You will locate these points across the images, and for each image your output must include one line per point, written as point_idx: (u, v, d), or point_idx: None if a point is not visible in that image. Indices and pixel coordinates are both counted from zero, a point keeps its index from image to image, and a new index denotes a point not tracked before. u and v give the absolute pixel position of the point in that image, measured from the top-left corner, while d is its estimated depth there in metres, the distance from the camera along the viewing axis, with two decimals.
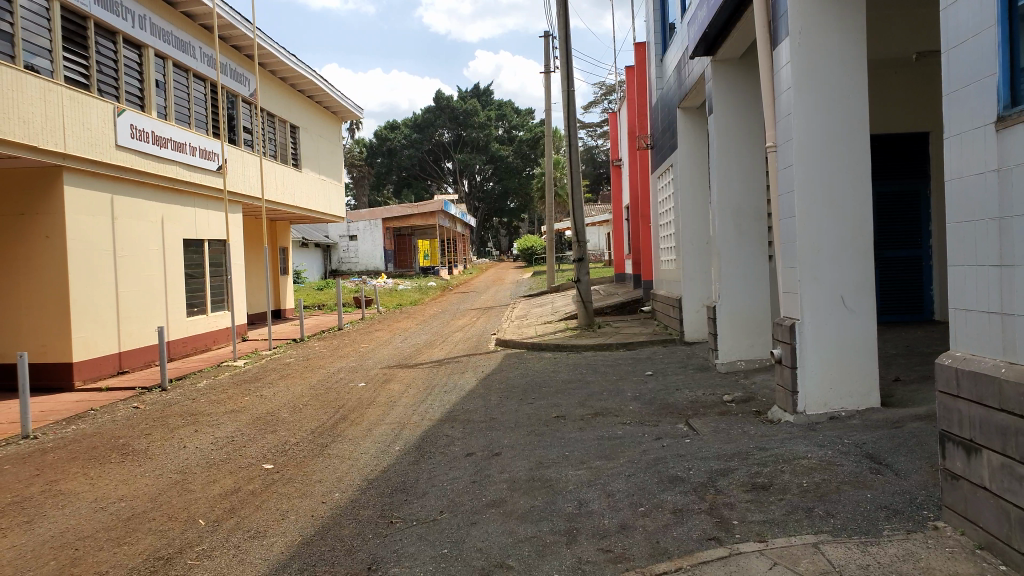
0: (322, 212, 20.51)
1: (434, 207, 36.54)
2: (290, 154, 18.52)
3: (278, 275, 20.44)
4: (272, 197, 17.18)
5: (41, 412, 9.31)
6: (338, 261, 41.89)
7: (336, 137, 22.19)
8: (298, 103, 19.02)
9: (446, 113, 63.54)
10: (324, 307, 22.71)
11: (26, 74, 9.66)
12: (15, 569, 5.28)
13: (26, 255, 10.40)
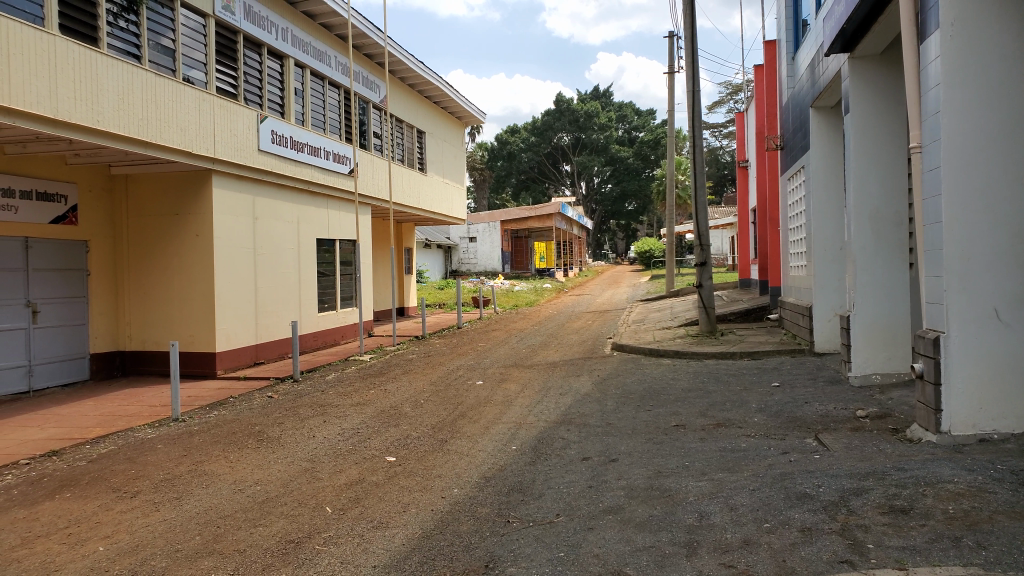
0: (445, 214, 21.01)
1: (552, 209, 36.68)
2: (416, 158, 19.08)
3: (401, 274, 21.13)
4: (399, 199, 17.76)
5: (188, 397, 10.04)
6: (457, 262, 42.91)
7: (459, 141, 22.68)
8: (424, 108, 19.56)
9: (567, 116, 63.43)
10: (445, 306, 23.33)
11: (183, 85, 10.51)
12: (166, 541, 5.72)
13: (179, 252, 11.25)
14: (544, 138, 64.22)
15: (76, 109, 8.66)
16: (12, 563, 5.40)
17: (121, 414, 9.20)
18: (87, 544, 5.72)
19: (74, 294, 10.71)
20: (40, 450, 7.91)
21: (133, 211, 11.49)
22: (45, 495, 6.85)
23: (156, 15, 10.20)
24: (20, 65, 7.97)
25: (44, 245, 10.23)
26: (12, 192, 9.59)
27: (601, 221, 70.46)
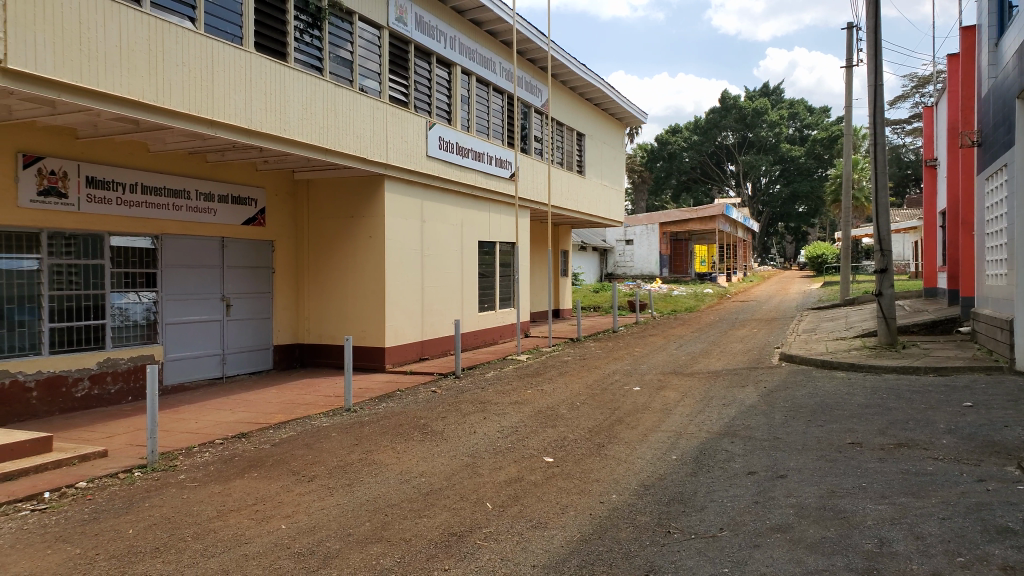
0: (603, 216, 20.93)
1: (715, 211, 35.65)
2: (575, 160, 19.16)
3: (558, 277, 21.32)
4: (558, 203, 17.90)
5: (359, 389, 10.64)
6: (614, 265, 42.80)
7: (619, 143, 22.55)
8: (585, 111, 19.61)
9: (733, 114, 61.46)
10: (601, 309, 23.30)
11: (360, 95, 11.17)
12: (340, 525, 6.07)
13: (353, 252, 11.95)
14: (708, 137, 62.66)
15: (267, 119, 9.44)
16: (210, 533, 5.94)
17: (299, 402, 9.89)
18: (271, 522, 6.19)
19: (261, 289, 11.64)
20: (232, 431, 8.67)
21: (313, 213, 12.32)
22: (236, 472, 7.50)
23: (337, 29, 10.91)
24: (220, 81, 8.81)
25: (238, 244, 11.19)
26: (212, 196, 10.59)
27: (764, 224, 67.37)
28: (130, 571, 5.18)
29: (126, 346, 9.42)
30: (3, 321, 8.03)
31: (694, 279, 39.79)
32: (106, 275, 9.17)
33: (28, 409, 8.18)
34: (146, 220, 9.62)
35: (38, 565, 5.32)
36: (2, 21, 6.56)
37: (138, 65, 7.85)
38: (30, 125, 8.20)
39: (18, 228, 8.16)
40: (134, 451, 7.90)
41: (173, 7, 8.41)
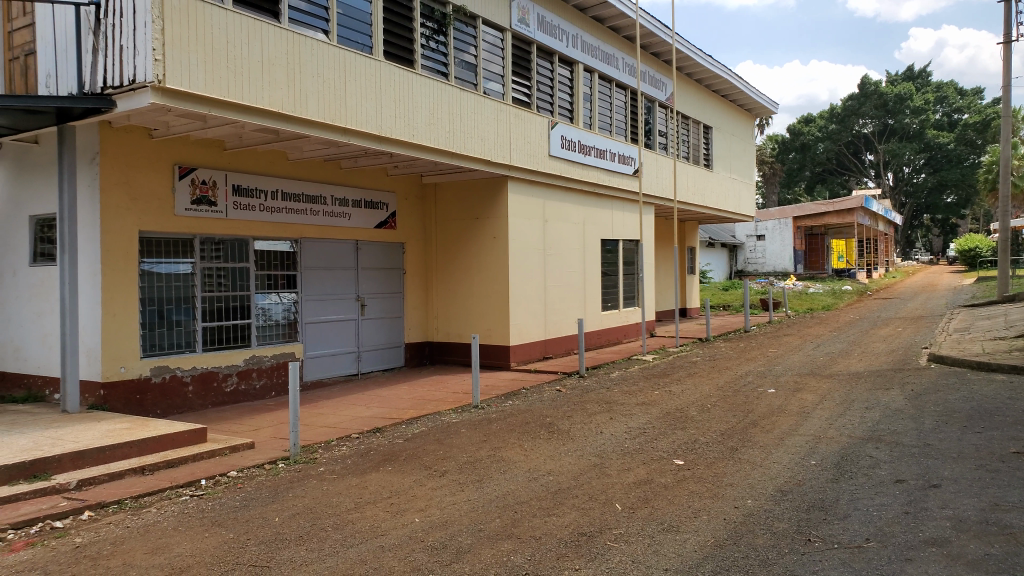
0: (731, 211, 20.28)
1: (854, 204, 33.81)
2: (702, 154, 18.67)
3: (685, 274, 20.86)
4: (683, 198, 17.49)
5: (486, 387, 10.80)
6: (744, 261, 41.61)
7: (748, 134, 21.78)
8: (711, 103, 19.06)
9: (873, 100, 57.08)
10: (730, 308, 22.66)
11: (484, 98, 11.36)
12: (471, 520, 6.16)
13: (479, 253, 12.15)
14: (845, 126, 59.15)
15: (397, 125, 9.76)
16: (349, 523, 6.20)
17: (429, 399, 10.16)
18: (405, 515, 6.38)
19: (392, 290, 12.05)
20: (367, 426, 9.01)
21: (440, 215, 12.63)
22: (372, 466, 7.80)
23: (461, 34, 11.15)
24: (353, 90, 9.19)
25: (370, 247, 11.63)
26: (346, 201, 11.06)
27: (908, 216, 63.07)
28: (277, 557, 5.47)
29: (269, 344, 9.99)
30: (163, 321, 8.72)
31: (829, 275, 37.91)
32: (251, 277, 9.76)
33: (185, 402, 8.85)
34: (287, 225, 10.17)
35: (197, 546, 5.72)
36: (161, 44, 7.11)
37: (278, 79, 8.31)
38: (184, 140, 8.86)
39: (174, 234, 8.82)
40: (278, 443, 8.37)
41: (309, 22, 8.85)
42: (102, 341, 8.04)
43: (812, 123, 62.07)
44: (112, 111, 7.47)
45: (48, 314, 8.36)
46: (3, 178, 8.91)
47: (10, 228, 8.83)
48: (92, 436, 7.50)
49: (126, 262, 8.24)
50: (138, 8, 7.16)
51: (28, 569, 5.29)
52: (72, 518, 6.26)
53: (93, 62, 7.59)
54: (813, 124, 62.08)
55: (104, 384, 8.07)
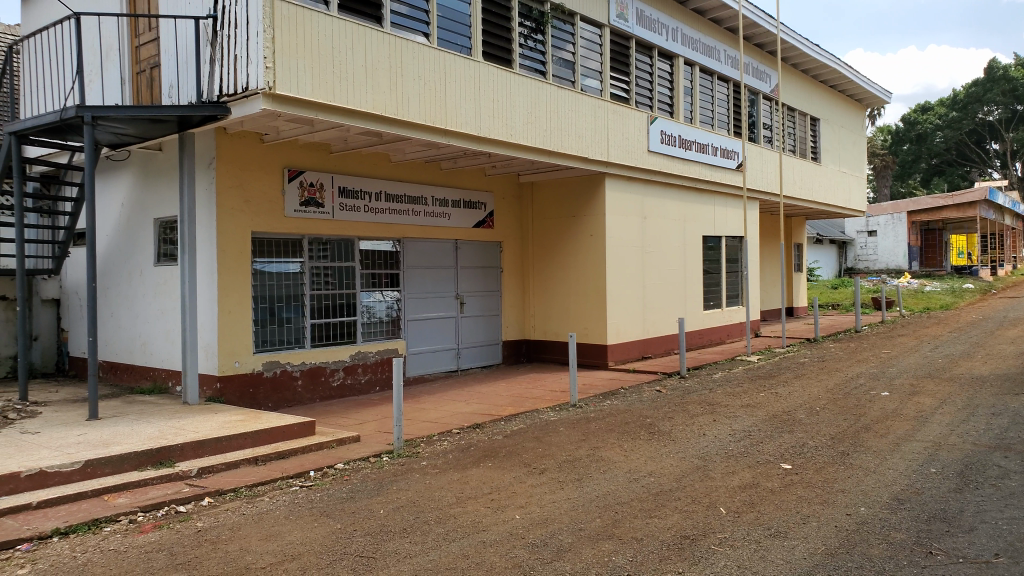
0: (840, 206, 19.44)
1: (977, 197, 31.71)
2: (809, 147, 17.97)
3: (792, 272, 20.16)
4: (789, 193, 16.87)
5: (584, 385, 10.76)
6: (855, 258, 40.14)
7: (859, 125, 20.81)
8: (819, 94, 18.32)
9: (1000, 86, 52.35)
10: (840, 307, 21.83)
11: (582, 95, 11.31)
12: (571, 519, 6.15)
13: (576, 251, 12.11)
14: (967, 113, 54.92)
15: (495, 125, 9.84)
16: (451, 518, 6.29)
17: (528, 396, 10.21)
18: (506, 511, 6.43)
19: (490, 288, 12.17)
20: (467, 422, 9.14)
21: (537, 214, 12.64)
22: (472, 461, 7.90)
23: (559, 32, 11.14)
24: (453, 91, 9.33)
25: (469, 246, 11.79)
26: (446, 201, 11.24)
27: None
28: (382, 548, 5.61)
29: (374, 341, 10.28)
30: (274, 318, 9.11)
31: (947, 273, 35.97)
32: (356, 275, 10.07)
33: (295, 396, 9.22)
34: (390, 225, 10.43)
35: (306, 535, 5.94)
36: (271, 52, 7.43)
37: (381, 82, 8.53)
38: (293, 144, 9.22)
39: (285, 235, 9.20)
40: (382, 436, 8.60)
41: (410, 25, 9.05)
42: (219, 337, 8.46)
43: (929, 111, 58.51)
44: (227, 118, 7.86)
45: (170, 312, 8.88)
46: (131, 183, 9.52)
47: (137, 230, 9.43)
48: (210, 427, 7.92)
49: (241, 261, 8.65)
50: (251, 18, 7.51)
51: (155, 549, 5.62)
52: (194, 503, 6.63)
53: (210, 72, 8.00)
54: (929, 111, 58.56)
55: (220, 377, 8.49)
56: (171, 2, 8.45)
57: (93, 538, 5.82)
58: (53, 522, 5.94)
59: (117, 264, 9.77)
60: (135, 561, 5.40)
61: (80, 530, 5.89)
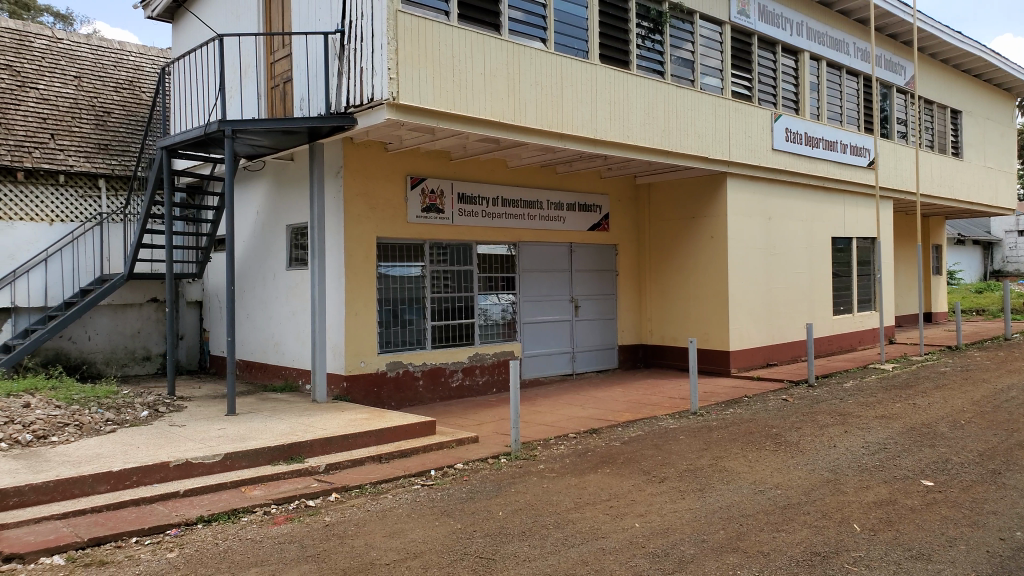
0: (986, 204, 18.08)
1: None
2: (949, 142, 16.81)
3: (930, 275, 18.94)
4: (927, 191, 15.83)
5: (704, 392, 10.48)
6: (1002, 260, 37.50)
7: (1007, 116, 19.31)
8: (961, 85, 17.13)
9: None
10: (988, 312, 20.41)
11: (702, 94, 11.04)
12: (693, 530, 5.99)
13: (695, 253, 11.85)
14: None
15: (613, 127, 9.76)
16: (569, 523, 6.26)
17: (645, 402, 10.05)
18: (626, 519, 6.34)
19: (606, 291, 12.07)
20: (584, 426, 9.11)
21: (654, 216, 12.41)
22: (590, 467, 7.84)
23: (678, 31, 10.93)
24: (570, 94, 9.32)
25: (585, 249, 11.75)
26: (561, 205, 11.24)
27: None
28: (502, 551, 5.66)
29: (491, 343, 10.41)
30: (397, 320, 9.39)
31: None
32: (474, 279, 10.23)
33: (416, 396, 9.47)
34: (507, 229, 10.55)
35: (429, 534, 6.07)
36: (395, 63, 7.67)
37: (500, 88, 8.63)
38: (415, 151, 9.47)
39: (408, 240, 9.47)
40: (501, 438, 8.69)
41: (528, 31, 9.11)
42: (346, 337, 8.81)
43: None
44: (354, 128, 8.18)
45: (302, 313, 9.33)
46: (266, 192, 10.06)
47: (271, 236, 9.96)
48: (337, 424, 8.25)
49: (367, 265, 8.99)
50: (376, 31, 7.78)
51: (288, 541, 5.90)
52: (323, 498, 6.92)
53: (338, 85, 8.34)
54: None
55: (347, 376, 8.83)
56: (303, 20, 8.88)
57: (232, 526, 6.19)
58: (197, 510, 6.35)
59: (253, 268, 10.36)
60: (270, 550, 5.68)
61: (221, 519, 6.26)
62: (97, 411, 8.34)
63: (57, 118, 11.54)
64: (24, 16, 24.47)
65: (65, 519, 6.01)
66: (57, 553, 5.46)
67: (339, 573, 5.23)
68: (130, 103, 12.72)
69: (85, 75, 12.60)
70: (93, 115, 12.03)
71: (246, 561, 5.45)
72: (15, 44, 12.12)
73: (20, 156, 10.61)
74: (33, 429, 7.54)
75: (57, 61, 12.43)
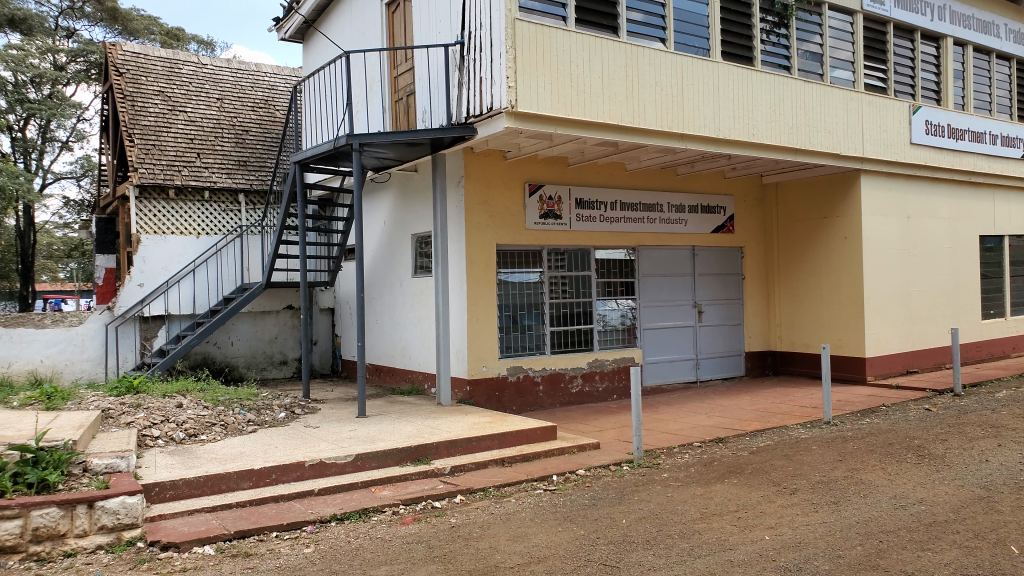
0: None
1: None
2: None
3: None
4: None
5: (837, 401, 9.98)
6: None
7: None
8: None
9: None
10: None
11: (832, 88, 10.53)
12: (828, 545, 5.68)
13: (827, 255, 11.36)
14: None
15: (737, 126, 9.46)
16: (695, 534, 6.10)
17: (775, 411, 9.69)
18: (754, 531, 6.10)
19: (731, 296, 11.71)
20: (709, 435, 8.88)
21: (782, 217, 11.92)
22: (716, 477, 7.63)
23: (805, 23, 10.48)
24: (691, 94, 9.11)
25: (708, 252, 11.45)
26: (682, 207, 11.01)
27: None
28: (626, 559, 5.56)
29: (611, 349, 10.32)
30: (517, 325, 9.49)
31: None
32: (593, 284, 10.18)
33: (537, 400, 9.52)
34: (627, 233, 10.45)
35: (552, 539, 6.07)
36: (513, 72, 7.73)
37: (618, 91, 8.54)
38: (534, 159, 9.53)
39: (527, 246, 9.55)
40: (622, 445, 8.60)
41: (647, 32, 8.98)
42: (468, 343, 8.97)
43: None
44: (475, 138, 8.32)
45: (426, 319, 9.59)
46: (393, 202, 10.40)
47: (398, 245, 10.28)
48: (461, 427, 8.42)
49: (489, 273, 9.15)
50: (495, 40, 7.88)
51: (415, 541, 6.06)
52: (448, 499, 7.08)
53: (459, 96, 8.50)
54: None
55: (470, 380, 8.99)
56: (425, 34, 9.12)
57: (363, 525, 6.42)
58: (330, 508, 6.62)
59: (381, 276, 10.75)
60: (398, 549, 5.84)
61: (353, 517, 6.51)
62: (240, 412, 8.89)
63: (202, 138, 12.40)
64: (175, 45, 26.63)
65: (214, 512, 6.41)
66: (208, 543, 5.79)
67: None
68: (265, 121, 13.48)
69: (227, 97, 13.48)
70: (234, 134, 12.84)
71: (376, 559, 5.62)
72: (166, 72, 13.14)
73: (171, 174, 11.50)
74: (184, 428, 8.12)
75: (202, 85, 13.37)
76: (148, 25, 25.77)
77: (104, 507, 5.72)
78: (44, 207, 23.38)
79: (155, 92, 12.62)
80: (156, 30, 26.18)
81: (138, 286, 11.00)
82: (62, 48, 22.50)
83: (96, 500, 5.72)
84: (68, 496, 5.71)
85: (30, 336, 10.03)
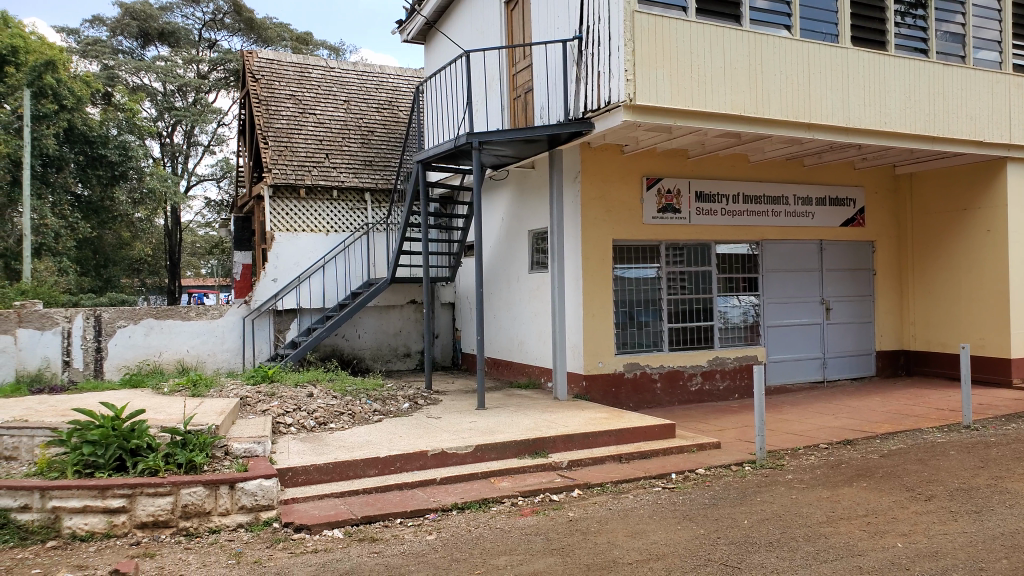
0: None
1: None
2: None
3: None
4: None
5: (978, 405, 9.40)
6: None
7: None
8: None
9: None
10: None
11: (974, 70, 9.88)
12: (969, 556, 5.34)
13: (967, 248, 10.71)
14: None
15: (868, 114, 9.03)
16: (822, 537, 5.86)
17: (909, 413, 9.24)
18: (886, 537, 5.81)
19: (862, 293, 11.21)
20: (837, 436, 8.57)
21: (918, 209, 11.34)
22: (844, 479, 7.35)
23: (946, 3, 9.88)
24: (818, 82, 8.76)
25: (836, 247, 10.99)
26: (808, 199, 10.64)
27: None
28: (748, 560, 5.40)
29: (732, 347, 10.09)
30: (634, 321, 9.44)
31: None
32: (714, 280, 10.00)
33: (654, 398, 9.46)
34: (749, 228, 10.19)
35: (671, 537, 6.00)
36: (632, 65, 7.67)
37: (741, 82, 8.32)
38: (652, 153, 9.45)
39: (645, 241, 9.48)
40: (744, 445, 8.42)
41: (771, 20, 8.69)
42: (585, 338, 9.01)
43: None
44: (592, 133, 8.30)
45: (543, 314, 9.69)
46: (511, 199, 10.54)
47: (516, 241, 10.42)
48: (578, 422, 8.46)
49: (608, 268, 9.15)
50: (613, 33, 7.82)
51: (533, 532, 6.12)
52: (565, 493, 7.14)
53: (576, 91, 8.49)
54: None
55: (586, 376, 9.03)
56: (544, 31, 9.16)
57: (483, 515, 6.55)
58: (452, 497, 6.80)
59: (499, 272, 10.94)
60: (518, 540, 5.92)
61: (473, 507, 6.66)
62: (366, 402, 9.27)
63: (331, 140, 12.94)
64: (304, 49, 27.69)
65: (342, 497, 6.69)
66: (337, 527, 6.01)
67: (583, 569, 5.28)
68: (390, 121, 13.91)
69: (353, 99, 13.98)
70: (360, 134, 13.33)
71: (495, 549, 5.70)
72: (297, 77, 13.76)
73: (302, 175, 12.08)
74: (315, 417, 8.54)
75: (330, 88, 13.91)
76: (280, 32, 27.10)
77: (244, 488, 6.01)
78: (190, 208, 25.30)
79: (287, 97, 13.26)
80: (287, 36, 27.42)
81: (272, 280, 11.68)
82: (204, 58, 24.14)
83: (237, 481, 6.01)
84: (212, 476, 6.02)
85: (178, 327, 10.78)
